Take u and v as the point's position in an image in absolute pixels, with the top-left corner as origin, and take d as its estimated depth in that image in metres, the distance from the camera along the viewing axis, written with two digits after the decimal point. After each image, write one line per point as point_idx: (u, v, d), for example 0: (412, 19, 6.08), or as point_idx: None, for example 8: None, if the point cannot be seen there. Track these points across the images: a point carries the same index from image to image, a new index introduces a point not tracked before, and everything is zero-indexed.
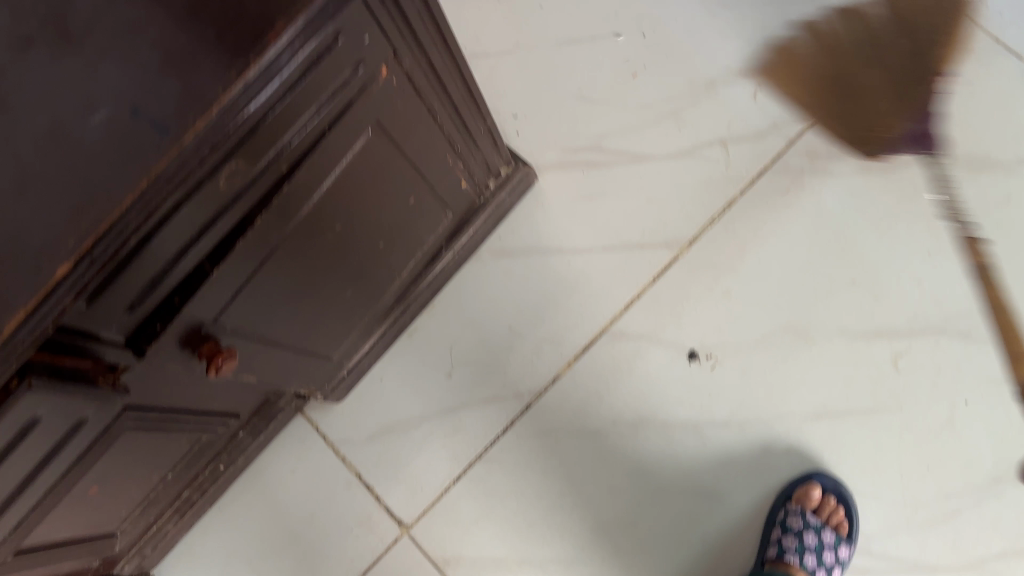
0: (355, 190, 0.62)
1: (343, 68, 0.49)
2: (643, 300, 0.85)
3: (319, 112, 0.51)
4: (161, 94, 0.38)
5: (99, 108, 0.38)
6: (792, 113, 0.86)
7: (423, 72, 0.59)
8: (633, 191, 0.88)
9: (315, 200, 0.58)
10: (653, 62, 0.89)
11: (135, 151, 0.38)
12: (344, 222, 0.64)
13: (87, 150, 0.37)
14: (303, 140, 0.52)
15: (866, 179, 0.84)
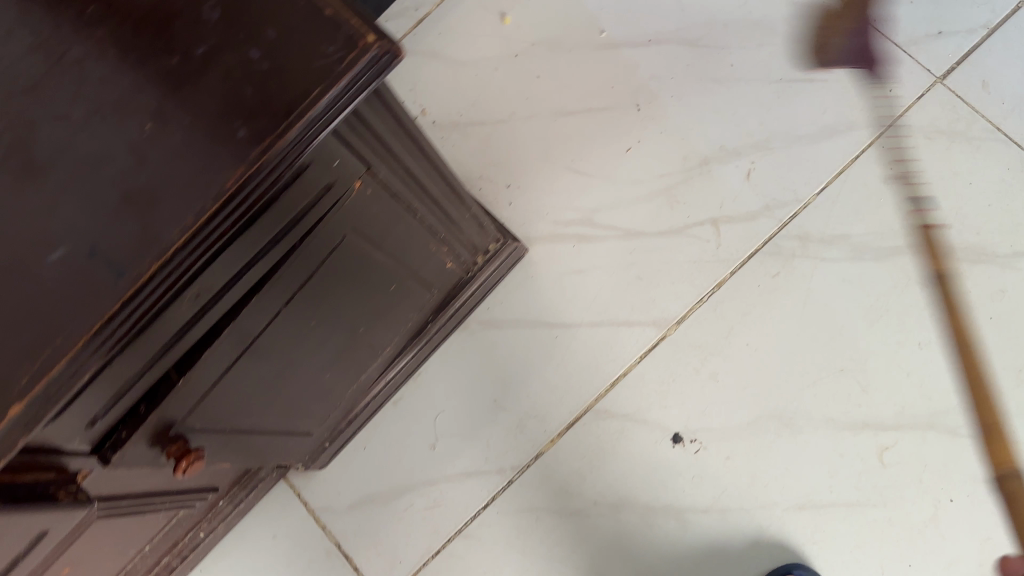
0: (333, 288, 0.62)
1: (312, 190, 0.49)
2: (628, 378, 0.84)
3: (288, 230, 0.51)
4: (117, 236, 0.32)
5: (51, 250, 0.32)
6: (786, 195, 0.85)
7: (400, 177, 0.59)
8: (622, 267, 0.87)
9: (288, 303, 0.58)
10: (647, 137, 0.89)
11: (84, 298, 0.32)
12: (321, 317, 0.64)
13: (32, 295, 0.32)
14: (272, 256, 0.52)
15: (858, 265, 0.83)
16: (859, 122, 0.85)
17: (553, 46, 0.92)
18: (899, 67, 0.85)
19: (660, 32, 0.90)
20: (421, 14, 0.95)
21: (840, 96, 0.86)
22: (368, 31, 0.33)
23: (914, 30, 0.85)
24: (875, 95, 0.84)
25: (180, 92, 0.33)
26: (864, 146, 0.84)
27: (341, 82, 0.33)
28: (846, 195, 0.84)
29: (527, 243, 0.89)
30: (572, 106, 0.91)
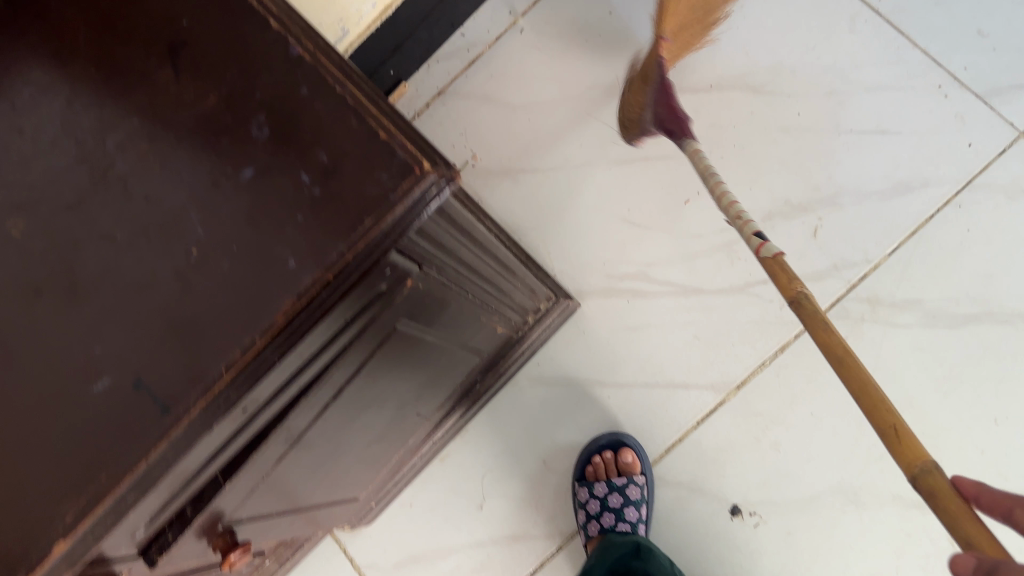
0: (384, 373, 0.60)
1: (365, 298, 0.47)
2: (685, 444, 0.81)
3: (340, 337, 0.48)
4: (164, 368, 0.40)
5: (100, 377, 0.40)
6: (855, 255, 0.80)
7: (453, 265, 0.56)
8: (679, 325, 0.83)
9: (337, 394, 0.55)
10: (706, 188, 0.85)
11: (135, 423, 0.39)
12: (371, 400, 0.62)
13: (87, 420, 0.39)
14: (323, 361, 0.49)
15: (931, 333, 0.78)
16: (935, 179, 0.80)
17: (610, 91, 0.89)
18: (978, 121, 0.81)
19: (723, 77, 0.86)
20: (474, 55, 0.93)
21: (915, 150, 0.81)
22: (424, 161, 0.39)
23: (996, 81, 0.81)
24: (951, 150, 0.81)
25: (257, 214, 0.41)
26: (940, 205, 0.80)
27: (397, 208, 0.39)
28: (920, 257, 0.79)
29: (578, 296, 0.86)
30: (628, 155, 0.88)
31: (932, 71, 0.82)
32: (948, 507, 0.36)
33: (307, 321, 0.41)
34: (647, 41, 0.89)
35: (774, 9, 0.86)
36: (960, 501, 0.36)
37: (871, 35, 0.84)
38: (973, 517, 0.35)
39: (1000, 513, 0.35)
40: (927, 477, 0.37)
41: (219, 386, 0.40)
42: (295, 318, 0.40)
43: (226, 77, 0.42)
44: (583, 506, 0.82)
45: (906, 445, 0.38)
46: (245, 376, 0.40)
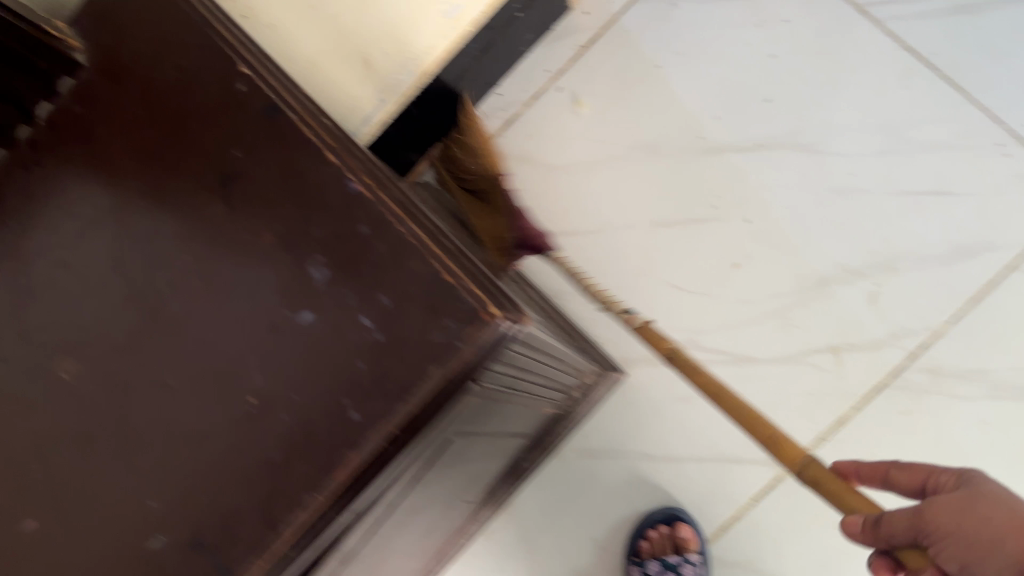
0: (439, 485, 0.56)
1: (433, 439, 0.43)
2: (741, 522, 0.78)
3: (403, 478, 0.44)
4: (221, 528, 0.38)
5: (154, 535, 0.38)
6: (915, 323, 0.78)
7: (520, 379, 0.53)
8: (733, 396, 0.80)
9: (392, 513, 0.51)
10: (758, 251, 0.82)
11: None
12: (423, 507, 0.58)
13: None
14: (385, 500, 0.45)
15: (995, 406, 0.76)
16: (995, 243, 0.78)
17: (653, 150, 0.86)
18: None
19: (770, 137, 0.83)
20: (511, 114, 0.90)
21: (974, 212, 0.78)
22: (492, 306, 0.37)
23: None
24: (1012, 212, 0.78)
25: (318, 363, 0.38)
26: (1000, 270, 0.77)
27: (465, 359, 0.37)
28: (980, 326, 0.77)
29: (626, 365, 0.83)
30: (674, 216, 0.85)
31: (990, 129, 0.79)
32: (830, 490, 0.48)
33: (372, 479, 0.38)
34: (691, 96, 0.86)
35: (822, 65, 0.83)
36: (837, 481, 0.48)
37: (924, 92, 0.81)
38: (849, 489, 0.47)
39: (879, 478, 0.46)
40: (809, 470, 0.49)
41: (280, 547, 0.37)
42: (358, 473, 0.37)
43: (281, 213, 0.40)
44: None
45: (787, 450, 0.52)
46: (304, 533, 0.38)
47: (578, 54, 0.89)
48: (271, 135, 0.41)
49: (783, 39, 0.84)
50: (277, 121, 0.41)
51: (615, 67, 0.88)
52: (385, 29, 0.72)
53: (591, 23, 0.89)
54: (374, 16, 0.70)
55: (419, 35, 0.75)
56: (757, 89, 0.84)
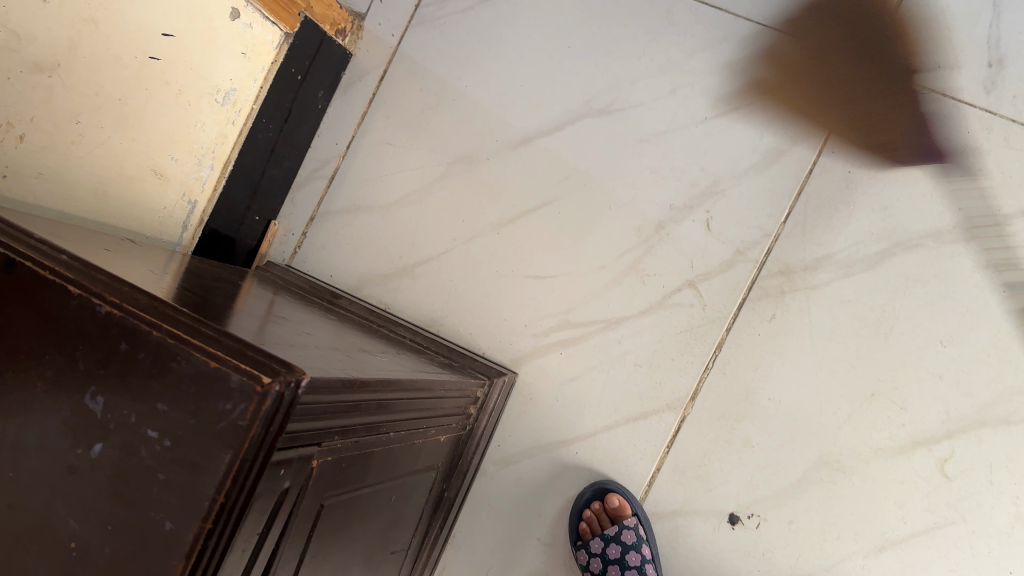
0: (352, 521, 0.60)
1: (274, 491, 0.45)
2: (664, 472, 0.80)
3: (255, 529, 0.45)
4: None
5: None
6: (752, 234, 0.80)
7: (379, 415, 0.57)
8: (617, 357, 0.83)
9: (298, 569, 0.54)
10: (596, 219, 0.85)
11: None
12: (353, 539, 0.62)
13: None
14: (260, 564, 0.48)
15: (852, 283, 0.77)
16: (797, 135, 0.80)
17: (472, 160, 0.88)
18: (820, 66, 0.80)
19: (570, 112, 0.86)
20: (331, 170, 0.93)
21: (772, 115, 0.81)
22: (262, 376, 0.38)
23: (822, 22, 0.81)
24: (802, 103, 0.80)
25: (122, 487, 0.39)
26: (813, 159, 0.80)
27: (253, 433, 0.38)
28: (814, 214, 0.79)
29: (514, 367, 0.85)
30: (510, 215, 0.87)
31: (761, 36, 0.82)
32: None
33: (204, 565, 0.39)
34: (489, 101, 0.89)
35: (594, 27, 0.86)
36: None
37: (692, 21, 0.84)
38: None
39: None
40: None
41: None
42: (192, 566, 0.38)
43: (46, 359, 0.41)
44: (586, 567, 0.79)
45: None
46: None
47: (375, 93, 0.92)
48: (17, 287, 0.42)
49: (551, 18, 0.88)
50: (17, 272, 0.42)
51: (413, 94, 0.91)
52: (162, 137, 0.73)
53: (375, 62, 0.92)
54: (146, 129, 0.71)
55: (200, 129, 0.77)
56: (545, 68, 0.87)
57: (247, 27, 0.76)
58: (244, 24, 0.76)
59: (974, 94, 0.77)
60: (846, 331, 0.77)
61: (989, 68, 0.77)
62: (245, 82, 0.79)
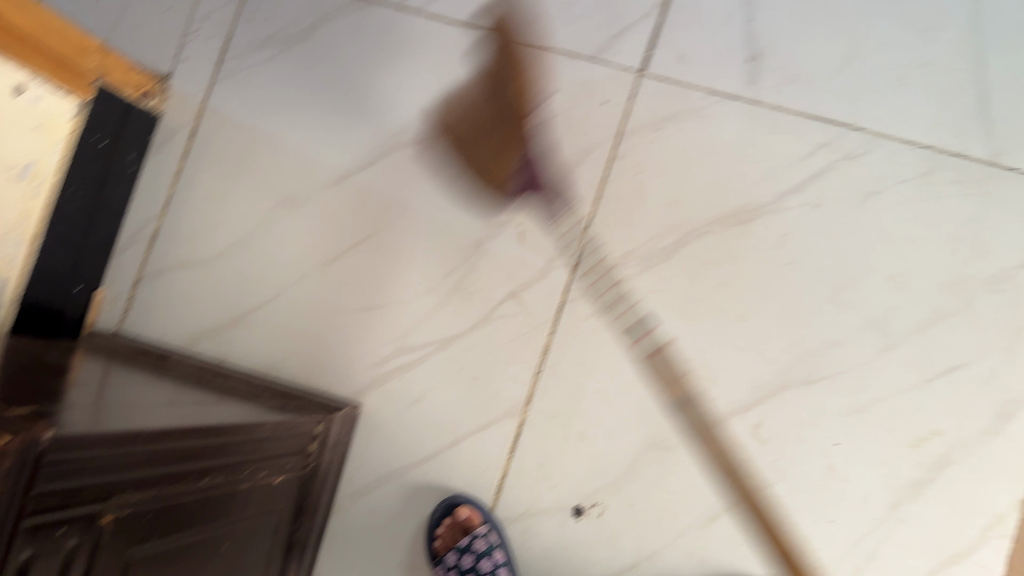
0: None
1: (55, 553, 0.48)
2: (510, 478, 0.83)
3: None
4: None
5: None
6: (561, 240, 0.85)
7: (191, 466, 0.58)
8: (454, 374, 0.85)
9: None
10: (417, 245, 0.88)
11: None
12: None
13: None
14: None
15: (654, 274, 0.83)
16: (589, 144, 0.85)
17: (290, 203, 0.90)
18: (601, 79, 0.86)
19: (379, 147, 0.89)
20: (151, 231, 0.94)
21: (564, 129, 0.86)
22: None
23: (598, 39, 0.86)
24: (589, 113, 0.86)
25: None
26: (606, 164, 0.85)
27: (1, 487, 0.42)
28: (613, 215, 0.84)
29: (356, 399, 0.86)
30: (334, 253, 0.89)
31: (545, 56, 0.87)
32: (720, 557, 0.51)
33: None
34: (299, 143, 0.90)
35: (391, 65, 0.90)
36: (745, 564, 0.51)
37: (481, 50, 0.88)
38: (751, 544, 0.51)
39: None
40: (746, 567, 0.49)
41: None
42: None
43: None
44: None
45: None
46: None
47: (187, 150, 0.93)
48: None
49: (350, 58, 0.90)
50: None
51: (224, 147, 0.92)
52: None
53: (184, 120, 0.93)
54: None
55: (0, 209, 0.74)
56: (349, 108, 0.90)
57: (35, 99, 0.74)
58: (31, 99, 0.74)
59: (740, 87, 0.83)
60: (656, 317, 0.82)
61: (749, 62, 0.83)
62: (45, 153, 0.77)
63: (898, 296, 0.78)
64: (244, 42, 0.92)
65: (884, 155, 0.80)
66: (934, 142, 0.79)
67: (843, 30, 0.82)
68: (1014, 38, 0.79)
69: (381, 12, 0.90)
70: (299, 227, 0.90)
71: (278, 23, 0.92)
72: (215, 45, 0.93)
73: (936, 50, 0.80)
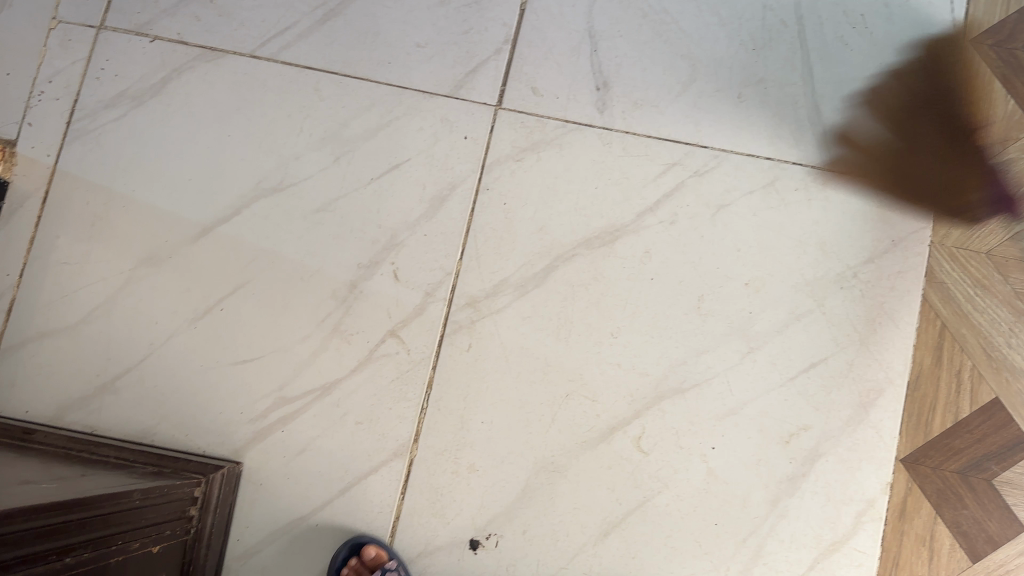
0: None
1: None
2: (403, 520, 0.81)
3: None
4: None
5: None
6: (435, 275, 0.85)
7: (47, 542, 0.55)
8: (338, 420, 0.83)
9: None
10: (290, 293, 0.86)
11: None
12: None
13: None
14: None
15: (529, 300, 0.84)
16: (455, 179, 0.87)
17: (155, 260, 0.87)
18: (459, 116, 0.87)
19: (243, 197, 0.88)
20: (7, 303, 0.86)
21: (428, 166, 0.87)
22: None
23: (453, 76, 0.88)
24: (451, 149, 0.87)
25: None
26: (473, 197, 0.86)
27: None
28: (484, 246, 0.85)
29: (237, 458, 0.83)
30: (203, 307, 0.86)
31: (403, 97, 0.88)
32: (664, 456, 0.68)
33: None
34: (160, 199, 0.88)
35: (250, 115, 0.89)
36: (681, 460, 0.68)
37: (339, 94, 0.89)
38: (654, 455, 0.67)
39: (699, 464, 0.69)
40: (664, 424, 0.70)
41: None
42: None
43: None
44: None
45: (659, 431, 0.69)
46: None
47: (40, 215, 0.87)
48: None
49: (207, 111, 0.89)
50: None
51: (80, 209, 0.88)
52: None
53: (35, 184, 0.88)
54: None
55: None
56: (209, 160, 0.89)
57: None
58: None
59: (591, 115, 0.86)
60: (535, 343, 0.83)
61: (598, 91, 0.86)
62: None
63: (756, 300, 0.81)
64: (93, 101, 0.89)
65: (730, 168, 0.84)
66: (774, 153, 0.84)
67: (681, 55, 0.86)
68: (836, 50, 0.85)
69: (235, 63, 0.90)
70: (165, 284, 0.86)
71: (129, 80, 0.90)
72: (63, 105, 0.89)
73: (767, 67, 0.85)
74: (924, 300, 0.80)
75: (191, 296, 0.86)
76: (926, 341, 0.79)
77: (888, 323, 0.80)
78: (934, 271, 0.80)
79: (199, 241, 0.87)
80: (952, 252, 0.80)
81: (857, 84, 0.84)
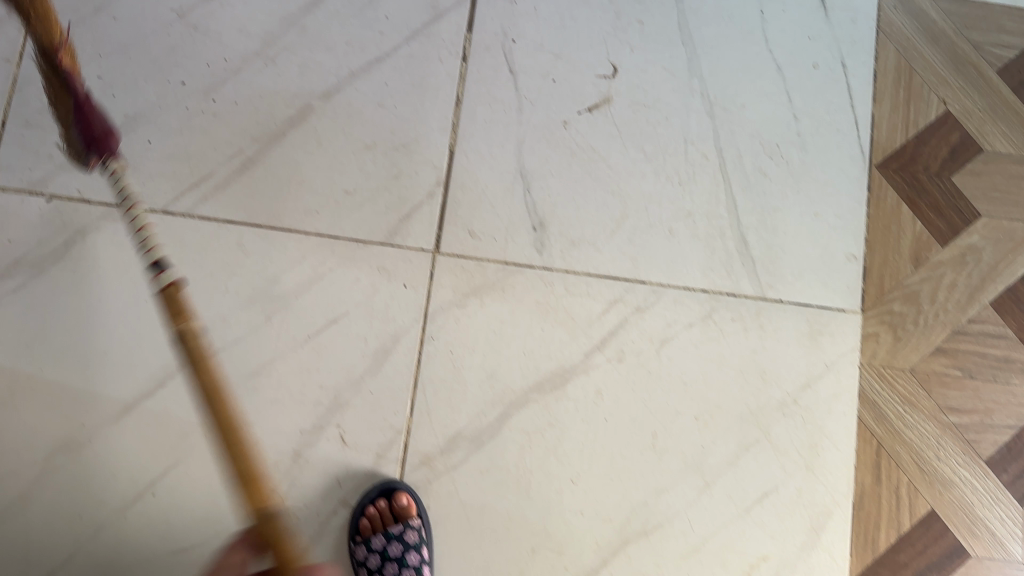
0: None
1: None
2: None
3: None
4: None
5: None
6: (384, 435, 0.82)
7: None
8: None
9: None
10: (229, 467, 0.80)
11: None
12: None
13: None
14: None
15: (485, 453, 0.82)
16: (397, 332, 0.84)
17: (72, 446, 0.79)
18: (396, 265, 0.84)
19: (166, 367, 0.81)
20: None
21: (368, 320, 0.84)
22: None
23: (386, 223, 0.85)
24: (391, 300, 0.84)
25: None
26: (417, 348, 0.83)
27: None
28: (433, 400, 0.83)
29: None
30: (132, 492, 0.79)
31: (335, 248, 0.84)
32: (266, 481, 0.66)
33: None
34: (72, 377, 0.81)
35: None
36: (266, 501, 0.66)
37: (264, 248, 0.84)
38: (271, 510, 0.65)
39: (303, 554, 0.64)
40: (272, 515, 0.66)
41: None
42: None
43: None
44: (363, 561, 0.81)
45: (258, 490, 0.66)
46: None
47: None
48: None
49: (117, 274, 0.83)
50: None
51: None
52: None
53: None
54: None
55: None
56: (125, 329, 0.82)
57: None
58: None
59: (531, 257, 0.86)
60: (495, 496, 0.81)
61: (535, 232, 0.86)
62: None
63: (707, 434, 0.83)
64: None
65: (671, 303, 0.85)
66: (710, 284, 0.86)
67: (612, 193, 0.87)
68: (757, 181, 0.88)
69: (145, 220, 0.83)
70: (86, 472, 0.79)
71: (25, 247, 0.82)
72: None
73: (695, 201, 0.88)
74: (859, 421, 0.84)
75: (117, 481, 0.79)
76: (865, 461, 0.83)
77: (829, 447, 0.83)
78: (867, 392, 0.84)
79: (121, 420, 0.80)
80: (880, 372, 0.85)
81: (779, 213, 0.88)
